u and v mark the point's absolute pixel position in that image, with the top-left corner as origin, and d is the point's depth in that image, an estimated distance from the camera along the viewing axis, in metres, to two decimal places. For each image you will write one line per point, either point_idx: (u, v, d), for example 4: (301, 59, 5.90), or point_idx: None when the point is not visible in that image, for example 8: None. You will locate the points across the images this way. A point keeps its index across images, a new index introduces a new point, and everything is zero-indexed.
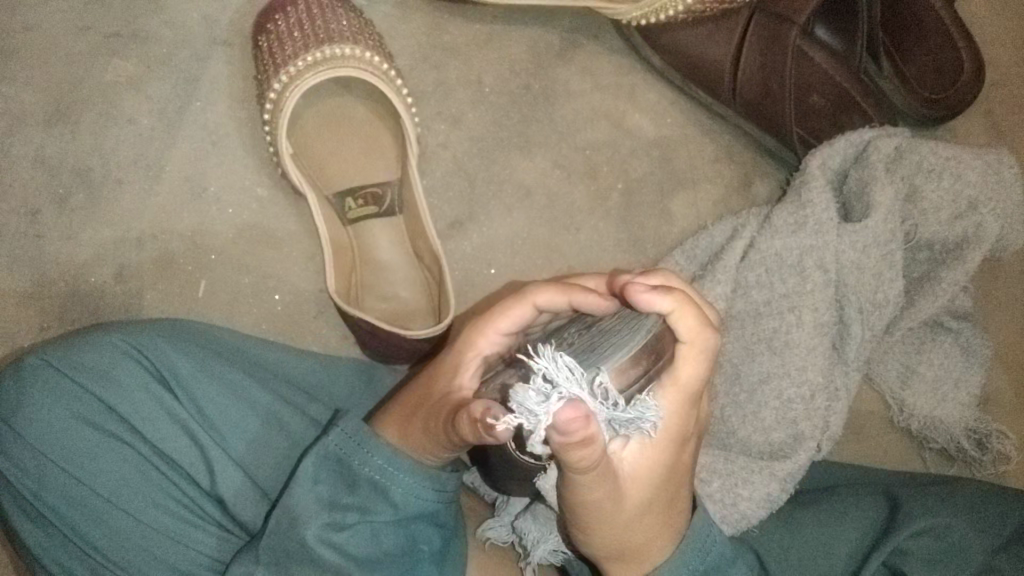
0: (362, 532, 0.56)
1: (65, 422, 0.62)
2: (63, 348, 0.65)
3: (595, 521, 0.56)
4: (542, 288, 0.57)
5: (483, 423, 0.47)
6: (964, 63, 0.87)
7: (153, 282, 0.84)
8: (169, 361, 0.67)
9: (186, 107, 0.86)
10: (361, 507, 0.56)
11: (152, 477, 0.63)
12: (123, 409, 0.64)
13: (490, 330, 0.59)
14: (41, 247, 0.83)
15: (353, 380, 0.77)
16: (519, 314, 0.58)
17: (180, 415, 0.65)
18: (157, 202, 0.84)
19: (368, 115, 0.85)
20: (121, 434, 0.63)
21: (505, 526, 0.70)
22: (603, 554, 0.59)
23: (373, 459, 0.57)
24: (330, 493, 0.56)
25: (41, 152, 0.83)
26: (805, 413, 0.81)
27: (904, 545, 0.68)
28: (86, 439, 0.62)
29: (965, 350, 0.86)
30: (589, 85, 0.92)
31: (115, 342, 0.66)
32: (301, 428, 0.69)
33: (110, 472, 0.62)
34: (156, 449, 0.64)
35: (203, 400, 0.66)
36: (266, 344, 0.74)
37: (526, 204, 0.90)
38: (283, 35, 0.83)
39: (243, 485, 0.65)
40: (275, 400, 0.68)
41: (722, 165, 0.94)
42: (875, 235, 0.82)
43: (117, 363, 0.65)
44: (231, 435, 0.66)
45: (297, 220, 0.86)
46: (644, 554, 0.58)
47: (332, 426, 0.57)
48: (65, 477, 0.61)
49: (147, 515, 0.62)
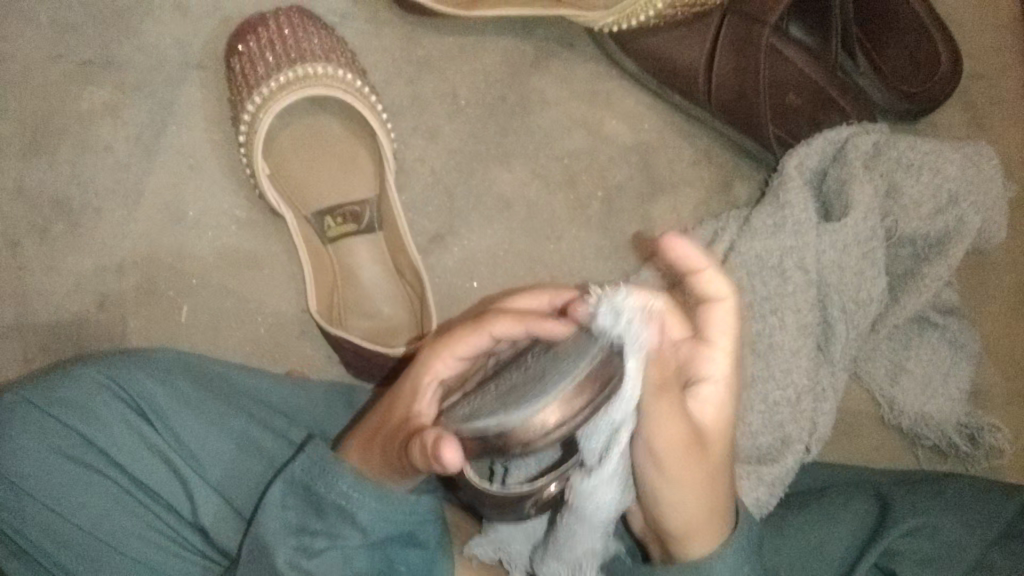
0: (333, 557, 0.55)
1: (45, 458, 0.63)
2: (39, 383, 0.65)
3: (674, 473, 0.56)
4: (499, 318, 0.58)
5: (431, 451, 0.47)
6: (940, 55, 0.87)
7: (135, 309, 0.84)
8: (145, 392, 0.66)
9: (163, 132, 0.86)
10: (331, 532, 0.56)
11: (133, 510, 0.63)
12: (102, 442, 0.64)
13: (447, 353, 0.60)
14: (23, 279, 0.83)
15: (332, 401, 0.74)
16: (477, 341, 0.59)
17: (159, 446, 0.65)
18: (137, 228, 0.85)
19: (344, 133, 0.85)
20: (100, 468, 0.64)
21: (494, 544, 0.68)
22: (678, 526, 0.59)
23: (337, 485, 0.55)
24: (298, 518, 0.56)
25: (18, 183, 0.84)
26: (793, 414, 0.80)
27: (895, 544, 0.68)
28: (66, 474, 0.63)
29: (953, 344, 0.86)
30: (566, 93, 0.92)
31: (92, 375, 0.66)
32: (280, 452, 0.67)
33: (90, 506, 0.62)
34: (137, 481, 0.64)
35: (181, 430, 0.66)
36: (246, 368, 0.72)
37: (507, 215, 0.90)
38: (256, 57, 0.83)
39: (222, 511, 0.64)
40: (252, 425, 0.67)
41: (702, 168, 0.94)
42: (856, 234, 0.82)
43: (94, 397, 0.65)
44: (210, 462, 0.65)
45: (278, 241, 0.86)
46: (709, 520, 0.58)
47: (300, 451, 0.57)
48: (47, 513, 0.62)
49: (130, 547, 0.62)
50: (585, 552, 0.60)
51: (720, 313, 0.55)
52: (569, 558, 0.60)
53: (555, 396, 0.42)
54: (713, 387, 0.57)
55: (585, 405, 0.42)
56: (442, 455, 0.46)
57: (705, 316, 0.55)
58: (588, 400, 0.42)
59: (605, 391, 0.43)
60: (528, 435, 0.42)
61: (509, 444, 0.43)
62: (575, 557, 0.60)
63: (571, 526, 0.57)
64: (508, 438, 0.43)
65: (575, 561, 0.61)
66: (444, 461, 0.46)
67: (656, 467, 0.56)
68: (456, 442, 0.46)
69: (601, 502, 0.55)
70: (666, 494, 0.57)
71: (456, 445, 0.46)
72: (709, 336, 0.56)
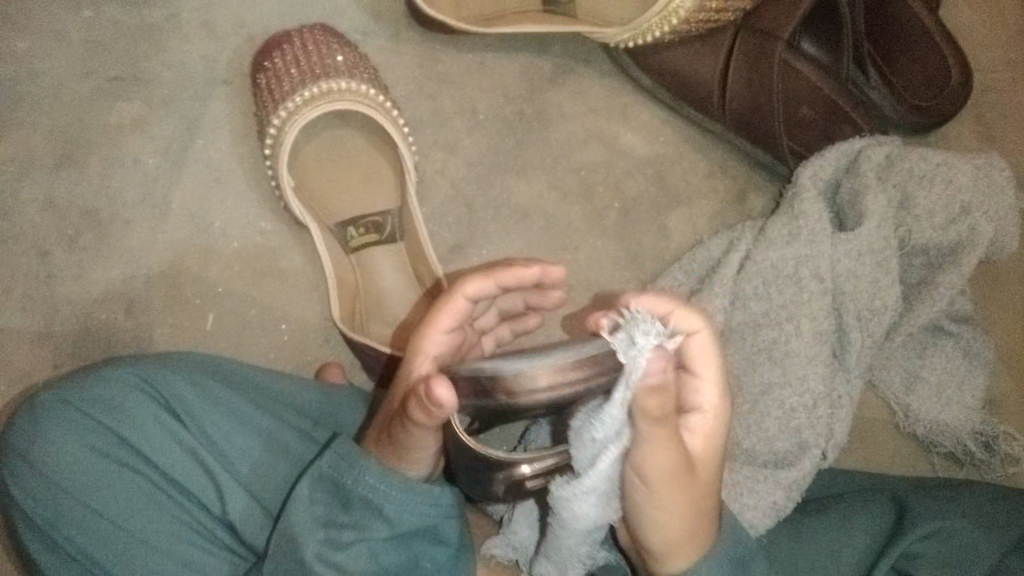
0: (360, 550, 0.57)
1: (80, 453, 0.65)
2: (74, 382, 0.67)
3: (661, 491, 0.54)
4: (469, 279, 0.61)
5: (424, 395, 0.52)
6: (951, 70, 0.89)
7: (162, 317, 0.86)
8: (174, 390, 0.68)
9: (189, 145, 0.88)
10: (357, 525, 0.57)
11: (163, 505, 0.64)
12: (132, 438, 0.66)
13: (431, 329, 0.62)
14: (53, 288, 0.85)
15: (355, 404, 0.75)
16: (453, 310, 0.61)
17: (187, 442, 0.66)
18: (164, 238, 0.87)
19: (366, 146, 0.87)
20: (131, 463, 0.65)
21: (510, 545, 0.69)
22: (659, 544, 0.57)
23: (365, 478, 0.57)
24: (325, 512, 0.57)
25: (50, 194, 0.86)
26: (809, 420, 0.81)
27: (913, 547, 0.69)
28: (97, 468, 0.65)
29: (968, 353, 0.87)
30: (582, 108, 0.94)
31: (125, 374, 0.68)
32: (303, 450, 0.68)
33: (121, 500, 0.64)
34: (166, 478, 0.66)
35: (210, 428, 0.67)
36: (273, 372, 0.73)
37: (525, 226, 0.92)
38: (281, 73, 0.85)
39: (250, 507, 0.65)
40: (277, 425, 0.68)
41: (717, 180, 0.95)
42: (870, 244, 0.83)
43: (127, 395, 0.67)
44: (238, 459, 0.67)
45: (301, 251, 0.88)
46: (688, 540, 0.57)
47: (326, 447, 0.59)
48: (79, 507, 0.64)
49: (158, 542, 0.63)
50: (574, 556, 0.59)
51: (698, 345, 0.58)
52: (557, 560, 0.60)
53: (548, 365, 0.48)
54: (702, 417, 0.59)
55: (577, 378, 0.48)
56: (434, 392, 0.51)
57: (685, 350, 0.58)
58: (579, 378, 0.48)
59: (599, 378, 0.48)
60: (515, 386, 0.48)
61: (495, 390, 0.49)
62: (563, 560, 0.60)
63: (556, 530, 0.56)
64: (497, 384, 0.49)
65: (564, 564, 0.60)
66: (435, 398, 0.51)
67: (645, 486, 0.54)
68: (448, 382, 0.51)
69: (580, 519, 0.54)
70: (649, 512, 0.56)
71: (448, 385, 0.51)
72: (692, 367, 0.59)
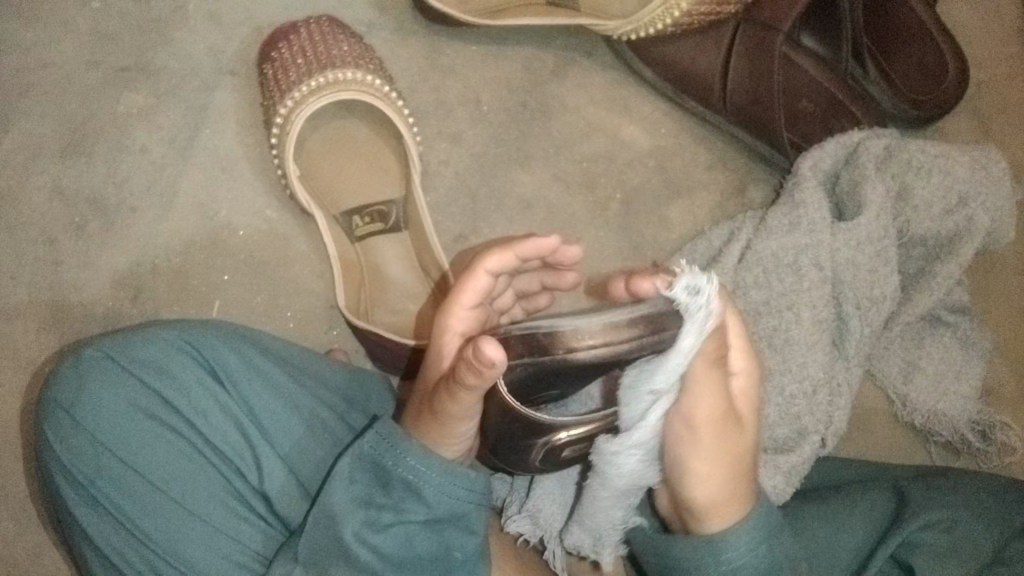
0: (397, 533, 0.58)
1: (125, 411, 0.67)
2: (120, 342, 0.70)
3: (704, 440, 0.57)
4: (488, 254, 0.63)
5: (473, 358, 0.53)
6: (947, 62, 0.90)
7: (168, 304, 0.86)
8: (221, 357, 0.70)
9: (196, 135, 0.89)
10: (395, 507, 0.58)
11: (202, 467, 0.66)
12: (178, 400, 0.68)
13: (457, 306, 0.63)
14: (60, 275, 0.86)
15: (382, 399, 0.77)
16: (477, 285, 0.63)
17: (231, 409, 0.68)
18: (169, 226, 0.87)
19: (370, 136, 0.88)
20: (175, 424, 0.67)
21: (532, 521, 0.71)
22: (703, 500, 0.59)
23: (406, 459, 0.58)
24: (365, 492, 0.58)
25: (56, 182, 0.87)
26: (808, 407, 0.82)
27: (913, 536, 0.68)
28: (142, 427, 0.67)
29: (964, 342, 0.89)
30: (585, 100, 0.95)
31: (172, 338, 0.70)
32: (340, 430, 0.71)
33: (164, 460, 0.66)
34: (207, 443, 0.68)
35: (253, 399, 0.69)
36: (309, 353, 0.75)
37: (528, 215, 0.93)
38: (287, 62, 0.86)
39: (286, 483, 0.67)
40: (317, 404, 0.71)
41: (718, 172, 0.96)
42: (868, 233, 0.84)
43: (173, 359, 0.69)
44: (277, 434, 0.69)
45: (306, 238, 0.89)
46: (733, 496, 0.59)
47: (367, 428, 0.60)
48: (122, 465, 0.66)
49: (197, 504, 0.65)
50: (607, 526, 0.64)
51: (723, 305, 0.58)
52: (592, 528, 0.65)
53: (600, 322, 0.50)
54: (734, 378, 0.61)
55: (633, 336, 0.49)
56: (483, 351, 0.52)
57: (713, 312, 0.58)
58: (634, 335, 0.49)
59: (655, 335, 0.49)
60: (572, 340, 0.50)
61: (553, 345, 0.51)
62: (597, 530, 0.65)
63: (595, 492, 0.61)
64: (556, 340, 0.51)
65: (597, 532, 0.65)
66: (485, 357, 0.52)
67: (690, 436, 0.58)
68: (496, 341, 0.52)
69: (625, 472, 0.59)
70: (695, 465, 0.58)
71: (496, 344, 0.52)
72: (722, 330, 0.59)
